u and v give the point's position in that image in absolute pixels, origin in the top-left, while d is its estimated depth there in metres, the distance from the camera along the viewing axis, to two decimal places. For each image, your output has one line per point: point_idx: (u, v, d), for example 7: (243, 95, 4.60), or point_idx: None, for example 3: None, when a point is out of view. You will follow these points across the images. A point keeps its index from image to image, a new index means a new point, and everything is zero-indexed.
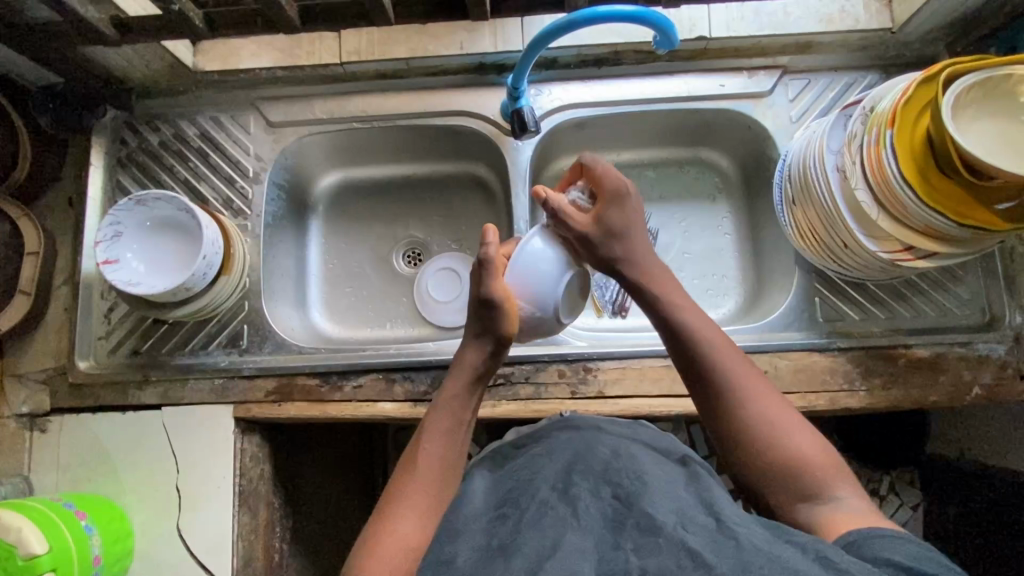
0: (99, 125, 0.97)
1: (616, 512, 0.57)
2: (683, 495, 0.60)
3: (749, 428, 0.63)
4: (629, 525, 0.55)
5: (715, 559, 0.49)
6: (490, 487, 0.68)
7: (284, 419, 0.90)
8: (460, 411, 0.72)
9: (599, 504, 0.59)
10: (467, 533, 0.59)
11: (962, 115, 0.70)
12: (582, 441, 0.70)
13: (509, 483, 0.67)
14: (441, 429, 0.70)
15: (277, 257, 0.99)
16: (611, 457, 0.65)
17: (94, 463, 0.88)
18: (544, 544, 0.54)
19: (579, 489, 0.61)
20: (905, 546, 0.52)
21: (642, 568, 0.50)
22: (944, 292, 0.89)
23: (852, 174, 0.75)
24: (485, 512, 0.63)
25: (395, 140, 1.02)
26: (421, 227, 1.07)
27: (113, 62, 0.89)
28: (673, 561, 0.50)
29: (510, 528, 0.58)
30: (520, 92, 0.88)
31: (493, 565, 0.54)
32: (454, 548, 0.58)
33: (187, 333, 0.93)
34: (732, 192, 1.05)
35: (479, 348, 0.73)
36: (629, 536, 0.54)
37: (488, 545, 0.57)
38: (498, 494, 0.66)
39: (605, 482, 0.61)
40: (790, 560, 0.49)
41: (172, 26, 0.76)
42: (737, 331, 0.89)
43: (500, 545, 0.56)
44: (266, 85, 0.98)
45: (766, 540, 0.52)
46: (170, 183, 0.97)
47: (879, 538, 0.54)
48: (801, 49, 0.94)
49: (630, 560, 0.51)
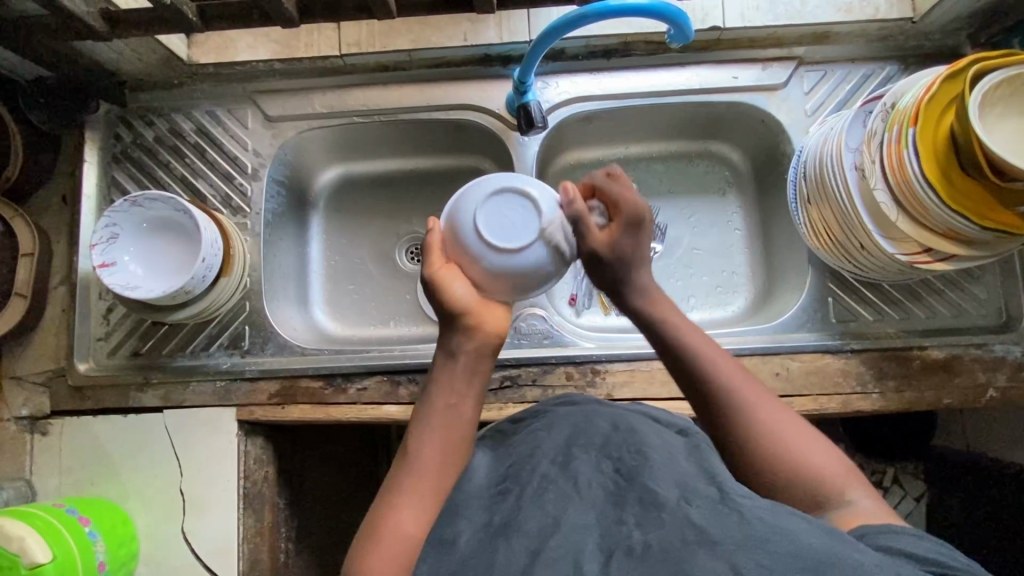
0: (93, 120, 0.94)
1: (619, 489, 0.56)
2: (685, 465, 0.58)
3: (754, 443, 0.60)
4: (632, 500, 0.54)
5: (720, 532, 0.47)
6: (492, 461, 0.66)
7: (288, 422, 0.89)
8: (460, 392, 0.64)
9: (602, 481, 0.58)
10: (467, 507, 0.60)
11: (989, 113, 0.67)
12: (582, 414, 0.69)
13: (510, 456, 0.66)
14: (432, 415, 0.63)
15: (278, 255, 0.96)
16: (613, 431, 0.64)
17: (96, 466, 0.87)
18: (545, 522, 0.53)
19: (580, 465, 0.60)
20: (921, 543, 0.50)
21: (644, 541, 0.49)
22: (960, 292, 0.87)
23: (870, 173, 0.73)
24: (485, 487, 0.63)
25: (397, 134, 0.99)
26: (425, 222, 1.05)
27: (104, 55, 0.85)
28: (676, 535, 0.48)
29: (510, 506, 0.58)
30: (526, 86, 0.85)
31: (492, 544, 0.53)
32: (456, 527, 0.57)
33: (187, 334, 0.91)
34: (744, 186, 1.02)
35: (454, 330, 0.64)
36: (632, 511, 0.53)
37: (489, 522, 0.57)
38: (499, 470, 0.64)
39: (606, 455, 0.61)
40: (798, 532, 0.46)
41: (164, 20, 0.73)
42: (748, 332, 0.87)
43: (502, 524, 0.55)
44: (264, 78, 0.95)
45: (769, 506, 0.49)
46: (166, 179, 0.94)
47: (895, 533, 0.51)
48: (817, 40, 0.90)
49: (633, 535, 0.50)
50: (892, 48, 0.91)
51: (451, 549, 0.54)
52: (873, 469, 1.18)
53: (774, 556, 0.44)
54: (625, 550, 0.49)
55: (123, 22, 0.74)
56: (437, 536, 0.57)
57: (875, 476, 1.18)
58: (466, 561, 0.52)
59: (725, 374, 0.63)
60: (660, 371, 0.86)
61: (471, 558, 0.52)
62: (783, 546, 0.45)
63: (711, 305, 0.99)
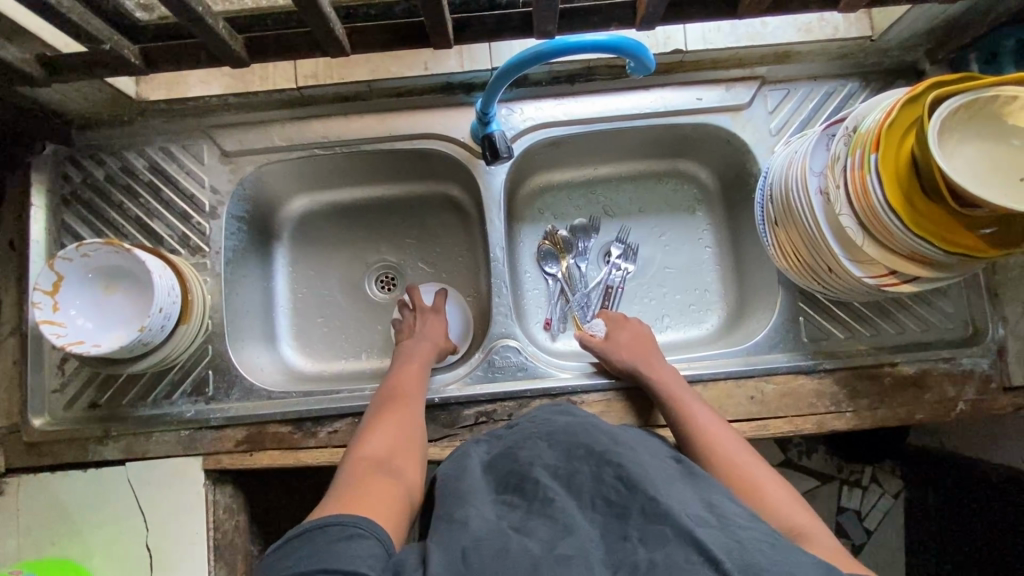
0: (39, 161, 0.90)
1: (621, 500, 0.55)
2: (684, 488, 0.58)
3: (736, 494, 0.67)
4: (634, 513, 0.53)
5: (724, 554, 0.47)
6: (489, 464, 0.65)
7: (257, 468, 0.87)
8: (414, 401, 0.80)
9: (603, 493, 0.56)
10: (473, 499, 0.57)
11: (947, 140, 0.67)
12: (580, 426, 0.67)
13: (506, 462, 0.63)
14: (399, 418, 0.76)
15: (242, 294, 0.94)
16: (614, 444, 0.62)
17: (55, 526, 0.83)
18: (555, 528, 0.52)
19: (581, 481, 0.58)
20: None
21: (649, 559, 0.48)
22: (927, 306, 0.88)
23: (836, 198, 0.73)
24: (486, 489, 0.60)
25: (360, 165, 0.97)
26: (394, 250, 1.03)
27: (46, 96, 0.81)
28: (680, 553, 0.48)
29: (520, 514, 0.55)
30: (489, 116, 0.83)
31: (504, 534, 0.51)
32: (467, 511, 0.55)
33: (147, 382, 0.88)
34: (713, 204, 1.02)
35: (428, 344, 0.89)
36: (635, 525, 0.52)
37: (500, 519, 0.54)
38: (499, 473, 0.62)
39: (606, 463, 0.59)
40: (796, 561, 0.47)
41: (104, 64, 0.69)
42: (722, 355, 0.87)
43: (513, 526, 0.53)
44: (219, 112, 0.92)
45: (770, 540, 0.50)
46: (119, 220, 0.91)
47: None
48: (780, 59, 0.90)
49: (638, 552, 0.49)
50: (852, 65, 0.92)
51: (463, 528, 0.53)
52: (851, 469, 1.20)
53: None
54: (630, 568, 0.48)
55: (60, 65, 0.70)
56: (448, 519, 0.55)
57: (852, 476, 1.20)
58: (480, 540, 0.51)
59: (722, 448, 0.72)
60: (637, 399, 0.86)
61: (486, 540, 0.51)
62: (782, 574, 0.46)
63: (686, 325, 0.99)
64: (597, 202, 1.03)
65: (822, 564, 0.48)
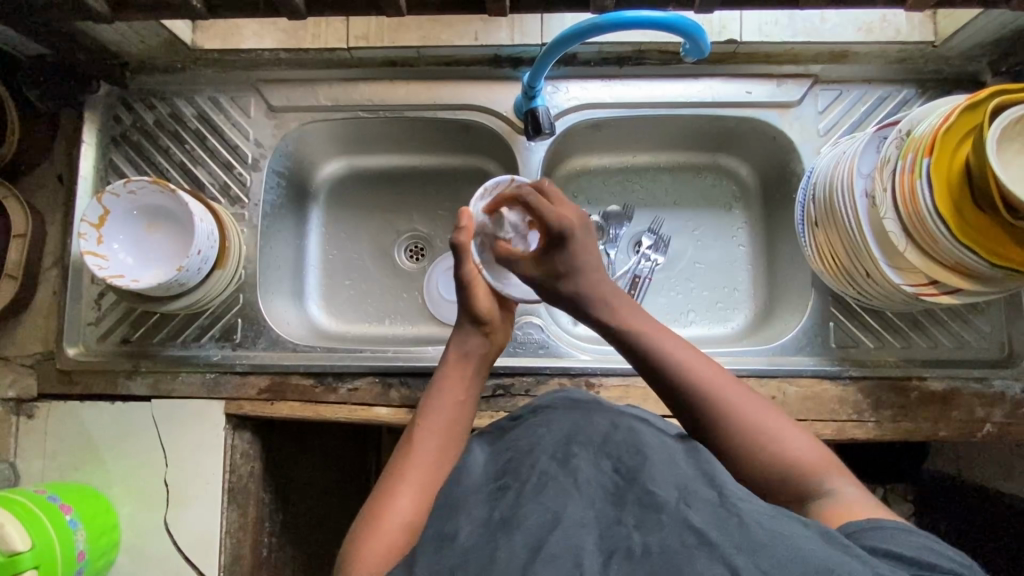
0: (93, 100, 0.92)
1: (619, 488, 0.55)
2: (685, 467, 0.57)
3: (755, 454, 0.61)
4: (631, 501, 0.53)
5: (719, 535, 0.47)
6: (490, 458, 0.65)
7: (276, 418, 0.88)
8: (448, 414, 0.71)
9: (601, 480, 0.56)
10: (466, 506, 0.57)
11: (1007, 149, 0.65)
12: (581, 413, 0.67)
13: (508, 452, 0.63)
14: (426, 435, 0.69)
15: (276, 247, 0.95)
16: (613, 431, 0.63)
17: (80, 453, 0.86)
18: (545, 517, 0.51)
19: (580, 463, 0.58)
20: (911, 539, 0.50)
21: (644, 543, 0.48)
22: (963, 324, 0.86)
23: (881, 201, 0.71)
24: (485, 482, 0.60)
25: (401, 131, 0.97)
26: (426, 221, 1.04)
27: (108, 36, 0.83)
28: (676, 539, 0.47)
29: (510, 502, 0.55)
30: (536, 91, 0.83)
31: (493, 538, 0.51)
32: (456, 523, 0.54)
33: (178, 323, 0.90)
34: (750, 203, 1.01)
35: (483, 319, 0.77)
36: (631, 512, 0.52)
37: (489, 517, 0.54)
38: (497, 465, 0.62)
39: (605, 455, 0.60)
40: (799, 538, 0.47)
41: (169, 6, 0.71)
42: (747, 353, 0.86)
43: (502, 519, 0.53)
44: (269, 67, 0.93)
45: (769, 513, 0.50)
46: (164, 165, 0.93)
47: (885, 529, 0.51)
48: (836, 58, 0.89)
49: (633, 537, 0.49)
50: (910, 71, 0.90)
51: (452, 543, 0.52)
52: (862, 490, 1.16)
53: (775, 562, 0.44)
54: (625, 552, 0.47)
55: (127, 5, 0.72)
56: (437, 534, 0.54)
57: None
58: (466, 555, 0.50)
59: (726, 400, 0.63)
60: None
61: (473, 552, 0.50)
62: (782, 555, 0.45)
63: (711, 321, 0.98)
64: (632, 190, 1.02)
65: (828, 539, 0.48)
